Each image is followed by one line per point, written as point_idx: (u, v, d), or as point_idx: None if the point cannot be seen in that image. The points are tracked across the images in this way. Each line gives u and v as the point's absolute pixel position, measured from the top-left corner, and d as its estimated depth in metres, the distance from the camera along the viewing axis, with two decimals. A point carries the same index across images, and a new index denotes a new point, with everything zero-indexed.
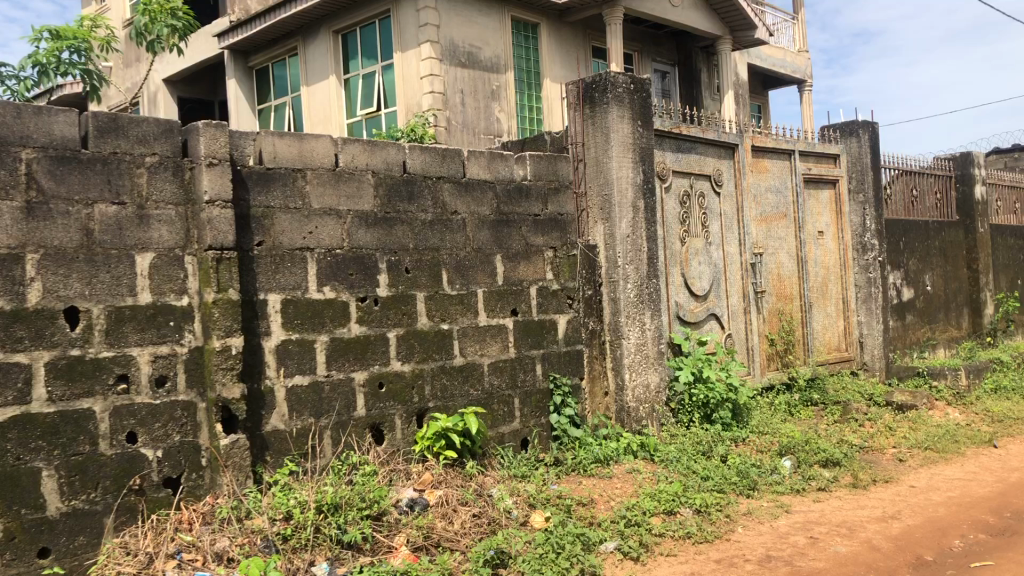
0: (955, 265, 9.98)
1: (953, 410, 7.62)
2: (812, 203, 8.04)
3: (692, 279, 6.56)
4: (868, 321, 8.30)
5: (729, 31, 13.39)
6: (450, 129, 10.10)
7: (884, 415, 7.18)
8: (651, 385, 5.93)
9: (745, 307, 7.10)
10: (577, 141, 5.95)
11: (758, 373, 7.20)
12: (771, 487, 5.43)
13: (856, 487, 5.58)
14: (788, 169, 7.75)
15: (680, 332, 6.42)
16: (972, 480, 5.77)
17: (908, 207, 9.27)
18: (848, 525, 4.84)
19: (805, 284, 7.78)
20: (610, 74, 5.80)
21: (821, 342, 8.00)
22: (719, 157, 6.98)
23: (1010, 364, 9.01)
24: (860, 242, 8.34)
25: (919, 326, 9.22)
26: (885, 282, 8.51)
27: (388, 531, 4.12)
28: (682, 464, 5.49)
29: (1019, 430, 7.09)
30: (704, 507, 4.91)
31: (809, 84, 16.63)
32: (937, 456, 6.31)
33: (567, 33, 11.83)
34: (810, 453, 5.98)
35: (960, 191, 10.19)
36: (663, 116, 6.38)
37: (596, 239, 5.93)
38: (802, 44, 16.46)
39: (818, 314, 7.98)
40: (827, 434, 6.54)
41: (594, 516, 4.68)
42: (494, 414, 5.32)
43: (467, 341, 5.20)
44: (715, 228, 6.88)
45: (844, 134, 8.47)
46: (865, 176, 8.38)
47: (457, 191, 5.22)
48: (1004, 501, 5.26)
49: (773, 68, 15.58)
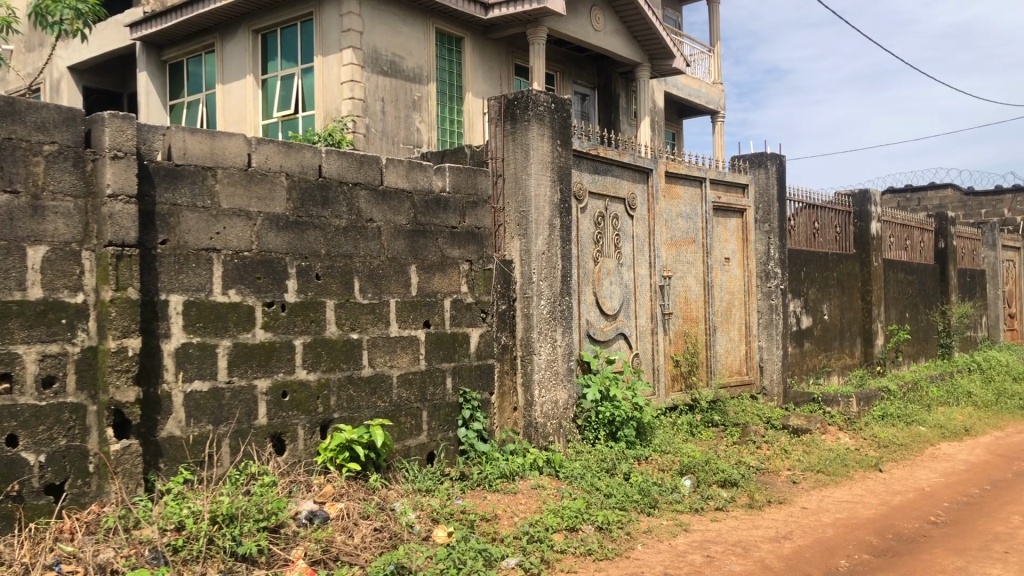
0: (851, 296, 10.45)
1: (844, 435, 7.95)
2: (720, 230, 8.28)
3: (603, 298, 6.66)
4: (768, 346, 8.58)
5: (648, 58, 13.72)
6: (369, 137, 10.01)
7: (779, 438, 7.44)
8: (559, 402, 5.99)
9: (653, 327, 7.24)
10: (497, 156, 5.96)
11: (663, 393, 7.35)
12: (671, 505, 5.54)
13: (752, 507, 5.73)
14: (699, 197, 7.97)
15: (590, 350, 6.50)
16: (859, 502, 6.01)
17: (810, 239, 9.65)
18: (743, 544, 4.97)
19: (711, 308, 7.99)
20: (532, 92, 5.85)
21: (723, 365, 8.22)
22: (633, 181, 7.11)
23: (896, 393, 9.47)
24: (764, 269, 8.62)
25: (816, 353, 9.60)
26: (786, 309, 8.82)
27: (286, 544, 4.00)
28: (586, 481, 5.54)
29: (902, 455, 7.45)
30: (605, 524, 4.97)
31: (721, 115, 17.19)
32: (827, 478, 6.57)
33: (490, 49, 11.89)
34: (709, 473, 6.13)
35: (858, 226, 10.68)
36: (582, 137, 6.47)
37: (512, 254, 5.95)
38: (716, 77, 17.02)
39: (722, 338, 8.21)
40: (727, 455, 6.72)
41: (497, 532, 4.65)
42: (401, 427, 5.25)
43: (376, 351, 5.12)
44: (627, 249, 7.00)
45: (753, 165, 8.75)
46: (771, 208, 8.69)
47: (373, 199, 5.15)
48: (887, 523, 5.50)
49: (688, 98, 16.04)
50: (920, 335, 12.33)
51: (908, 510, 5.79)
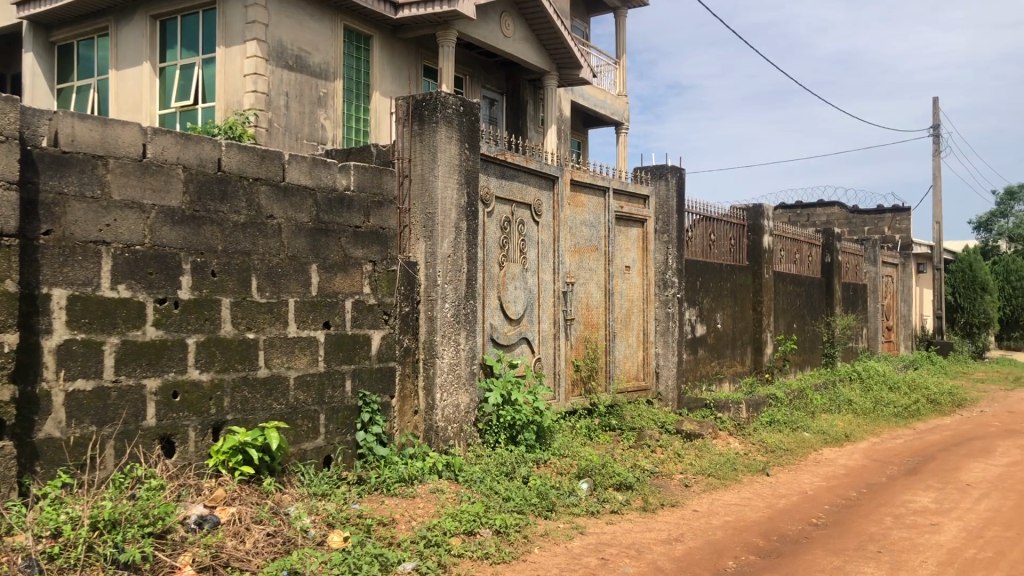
0: (743, 306, 10.84)
1: (734, 440, 8.25)
2: (622, 238, 8.44)
3: (508, 303, 6.69)
4: (665, 353, 8.81)
5: (555, 67, 13.90)
6: (271, 132, 9.76)
7: (673, 442, 7.65)
8: (460, 406, 5.99)
9: (555, 332, 7.32)
10: (403, 157, 5.91)
11: (563, 398, 7.44)
12: (568, 508, 5.61)
13: (646, 510, 5.87)
14: (602, 206, 8.12)
15: (493, 353, 6.52)
16: (747, 505, 6.23)
17: (706, 250, 9.97)
18: (636, 546, 5.07)
19: (611, 315, 8.15)
20: (441, 94, 5.83)
21: (622, 371, 8.39)
22: (539, 187, 7.18)
23: (783, 399, 9.89)
24: (662, 278, 8.85)
25: (709, 361, 9.91)
26: (682, 318, 9.07)
27: (172, 550, 3.84)
28: (485, 484, 5.56)
29: (787, 460, 7.78)
30: (503, 527, 4.99)
31: (625, 126, 17.57)
32: (718, 482, 6.79)
33: (399, 49, 11.80)
34: (605, 476, 6.24)
35: (751, 239, 11.08)
36: (489, 141, 6.48)
37: (417, 256, 5.91)
38: (621, 89, 17.39)
39: (621, 344, 8.38)
40: (623, 459, 6.86)
41: (394, 536, 4.60)
42: (297, 430, 5.13)
43: (273, 351, 4.99)
44: (532, 255, 7.06)
45: (654, 176, 8.98)
46: (671, 219, 8.93)
47: (274, 195, 5.02)
48: (772, 524, 5.73)
49: (594, 108, 16.33)
50: (806, 345, 12.92)
51: (791, 513, 6.05)
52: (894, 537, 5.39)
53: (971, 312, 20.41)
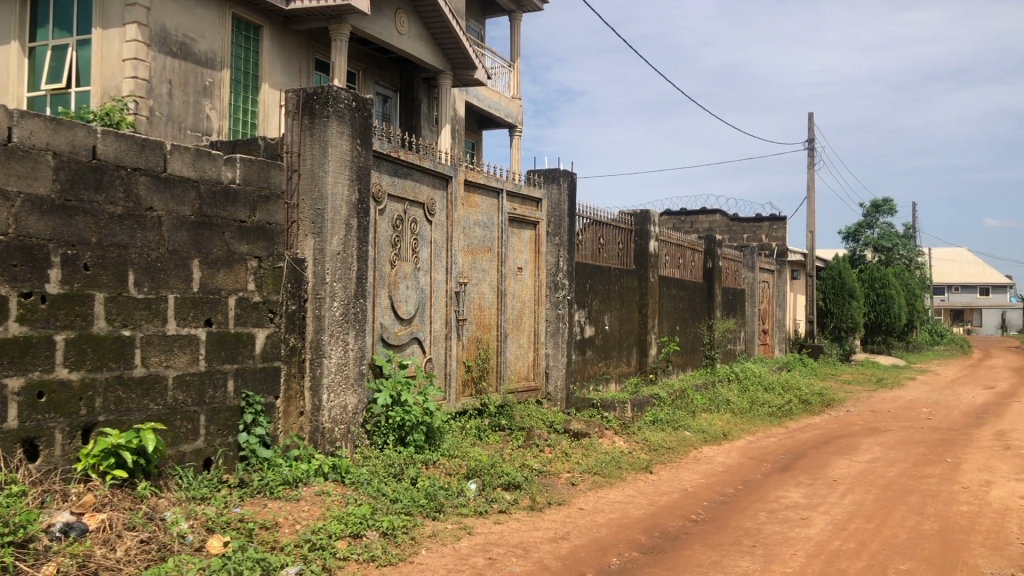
0: (629, 309, 11.12)
1: (619, 439, 8.45)
2: (514, 240, 8.50)
3: (399, 302, 6.63)
4: (554, 354, 8.94)
5: (450, 67, 13.89)
6: (151, 121, 9.34)
7: (561, 441, 7.78)
8: (348, 407, 5.89)
9: (446, 333, 7.30)
10: (292, 151, 5.76)
11: (453, 398, 7.41)
12: (456, 509, 5.61)
13: (533, 509, 5.93)
14: (495, 208, 8.15)
15: (382, 354, 6.44)
16: (630, 503, 6.39)
17: (595, 253, 10.16)
18: (523, 545, 5.12)
19: (502, 316, 8.19)
20: (332, 88, 5.71)
21: (512, 371, 8.45)
22: (433, 187, 7.14)
23: (666, 399, 10.20)
24: (553, 281, 8.99)
25: (597, 361, 10.11)
26: (571, 319, 9.23)
27: (35, 560, 3.62)
28: (372, 486, 5.49)
29: (669, 458, 8.03)
30: (390, 530, 4.93)
31: (519, 129, 17.72)
32: (603, 480, 6.94)
33: (290, 41, 11.51)
34: (493, 477, 6.27)
35: (638, 244, 11.37)
36: (382, 138, 6.40)
37: (305, 252, 5.77)
38: (515, 92, 17.53)
39: (512, 344, 8.43)
40: (511, 458, 6.91)
41: (277, 540, 4.47)
42: (174, 431, 4.91)
43: (150, 350, 4.76)
44: (424, 254, 7.01)
45: (547, 180, 9.08)
46: (562, 222, 9.05)
47: (154, 186, 4.80)
48: (654, 521, 5.89)
49: (488, 110, 16.40)
50: (688, 347, 13.36)
51: (672, 510, 6.24)
52: (768, 531, 5.64)
53: (839, 317, 21.63)
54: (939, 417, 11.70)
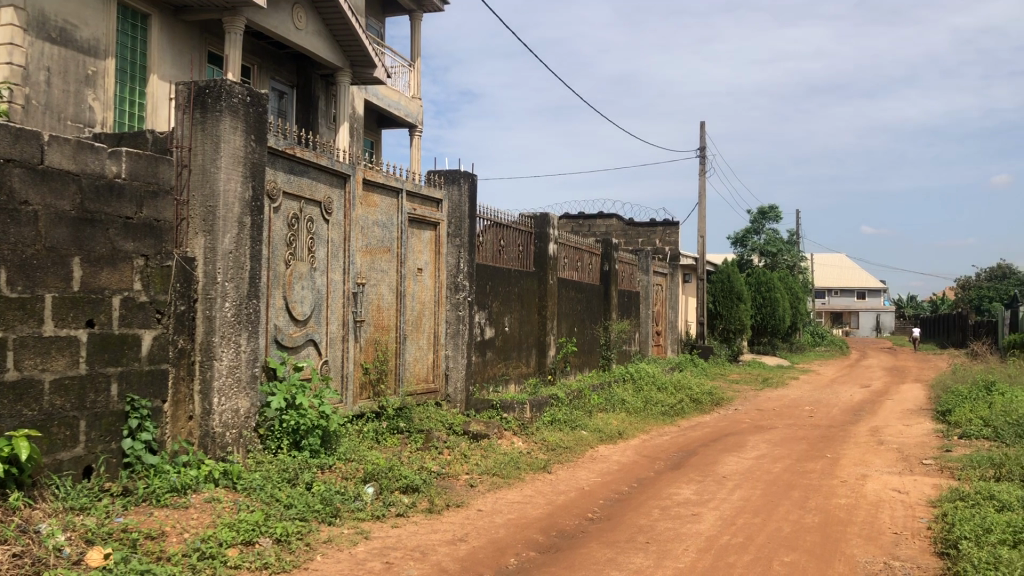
0: (529, 310, 11.22)
1: (518, 440, 8.53)
2: (414, 241, 8.43)
3: (293, 303, 6.47)
4: (454, 356, 8.92)
5: (349, 64, 13.67)
6: (27, 110, 8.83)
7: (460, 443, 7.78)
8: (240, 411, 5.70)
9: (344, 334, 7.18)
10: (182, 145, 5.55)
11: (351, 402, 7.28)
12: (352, 514, 5.53)
13: (431, 512, 5.91)
14: (395, 207, 8.07)
15: (277, 356, 6.27)
16: (528, 503, 6.45)
17: (495, 255, 10.19)
18: (421, 548, 5.08)
19: (401, 317, 8.12)
20: (225, 82, 5.52)
21: (411, 373, 8.38)
22: (330, 185, 7.00)
23: (564, 399, 10.34)
24: (453, 282, 8.98)
25: (497, 362, 10.15)
26: (471, 321, 9.23)
27: None
28: (265, 492, 5.35)
29: (566, 458, 8.15)
30: (284, 536, 4.81)
31: (418, 128, 17.60)
32: (501, 481, 6.97)
33: (180, 31, 11.08)
34: (392, 480, 6.20)
35: (538, 246, 11.48)
36: (277, 134, 6.25)
37: (195, 251, 5.56)
38: (415, 91, 17.42)
39: (411, 346, 8.37)
40: (409, 461, 6.85)
41: (163, 550, 4.29)
42: (51, 438, 4.64)
43: (25, 352, 4.48)
44: (321, 254, 6.88)
45: (447, 181, 9.05)
46: (463, 223, 9.04)
47: (31, 179, 4.53)
48: (551, 521, 5.95)
49: (387, 108, 16.22)
50: (585, 348, 13.58)
51: (569, 508, 6.32)
52: (661, 527, 5.79)
53: (727, 319, 22.45)
54: (820, 415, 12.29)
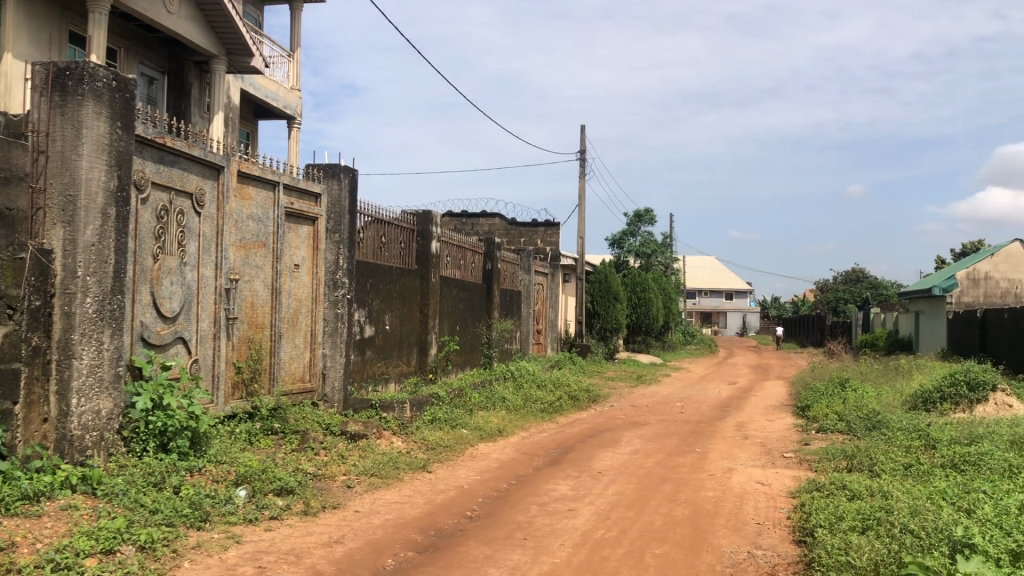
0: (410, 308, 11.13)
1: (397, 439, 8.46)
2: (291, 236, 8.21)
3: (161, 299, 6.18)
4: (331, 354, 8.74)
5: (224, 52, 13.16)
6: None
7: (337, 443, 7.64)
8: (101, 412, 5.40)
9: (215, 332, 6.91)
10: (39, 130, 5.20)
11: (222, 402, 7.02)
12: (223, 518, 5.34)
13: (306, 514, 5.77)
14: (271, 201, 7.83)
15: (143, 354, 5.97)
16: (406, 502, 6.41)
17: (376, 252, 10.05)
18: (295, 552, 4.96)
19: (277, 314, 7.89)
20: (89, 64, 5.22)
21: (286, 372, 8.15)
22: (202, 176, 6.72)
23: (445, 398, 10.32)
24: (332, 278, 8.80)
25: (376, 361, 10.01)
26: (351, 319, 9.08)
27: None
28: (128, 497, 5.09)
29: (446, 456, 8.13)
30: (148, 543, 4.59)
31: (298, 121, 17.16)
32: (379, 481, 6.89)
33: (39, 9, 10.39)
34: (265, 482, 6.03)
35: (420, 244, 11.41)
36: (146, 122, 5.95)
37: (53, 243, 5.21)
38: (294, 83, 16.97)
39: (286, 345, 8.15)
40: (284, 463, 6.66)
41: (14, 562, 4.00)
42: None
43: None
44: (191, 249, 6.60)
45: (327, 175, 8.86)
46: (342, 219, 8.88)
47: None
48: (429, 520, 5.92)
49: (265, 99, 15.73)
50: (467, 346, 13.60)
51: (447, 507, 6.31)
52: (538, 524, 5.88)
53: (605, 318, 23.00)
54: (690, 411, 12.78)
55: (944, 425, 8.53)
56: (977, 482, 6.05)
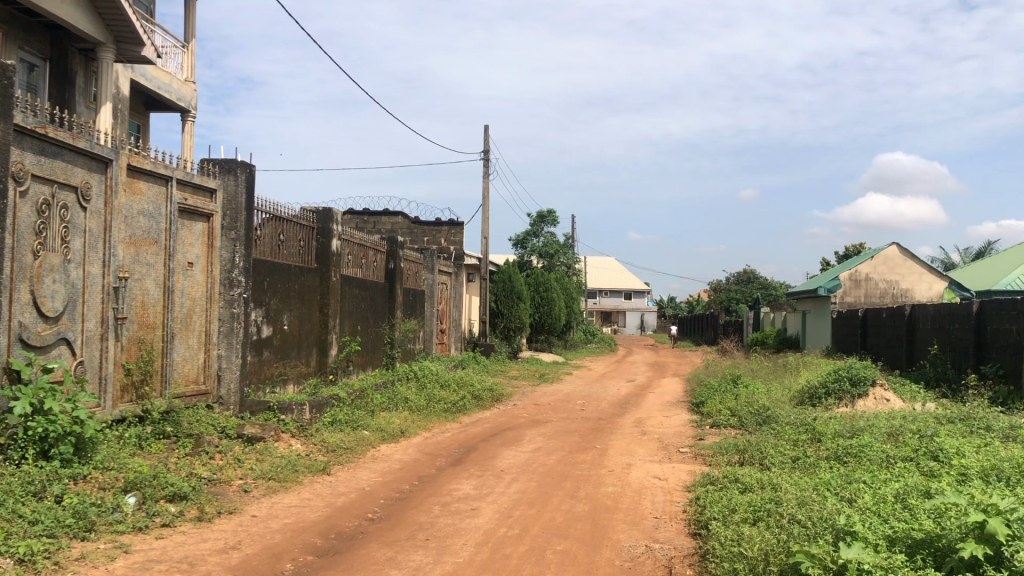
0: (309, 308, 10.91)
1: (295, 442, 8.30)
2: (184, 233, 7.92)
3: (43, 299, 5.86)
4: (227, 355, 8.47)
5: (113, 41, 12.59)
6: None
7: (233, 447, 7.43)
8: None
9: (102, 333, 6.61)
10: None
11: (109, 405, 6.70)
12: (110, 527, 5.11)
13: (200, 520, 5.59)
14: (163, 196, 7.53)
15: (21, 357, 5.64)
16: (305, 506, 6.28)
17: (274, 250, 9.80)
18: (188, 560, 4.79)
19: (169, 314, 7.60)
20: None
21: (179, 374, 7.85)
22: (88, 169, 6.40)
23: (346, 399, 10.16)
24: (227, 277, 8.54)
25: (274, 362, 9.76)
26: (247, 319, 8.83)
27: None
28: (6, 507, 4.80)
29: (346, 459, 8.01)
30: (27, 556, 4.35)
31: (192, 114, 16.57)
32: (277, 485, 6.74)
33: None
34: (156, 488, 5.80)
35: (320, 241, 11.19)
36: (26, 111, 5.63)
37: None
38: (188, 75, 16.39)
39: (179, 345, 7.85)
40: (176, 468, 6.42)
41: None
42: None
43: None
44: (76, 245, 6.28)
45: (222, 170, 8.59)
46: (238, 216, 8.62)
47: None
48: (329, 523, 5.82)
49: (157, 91, 15.12)
50: (369, 346, 13.44)
51: (348, 510, 6.22)
52: (440, 524, 5.86)
53: (508, 317, 23.11)
54: (590, 409, 13.00)
55: (828, 420, 8.95)
56: (859, 473, 6.38)
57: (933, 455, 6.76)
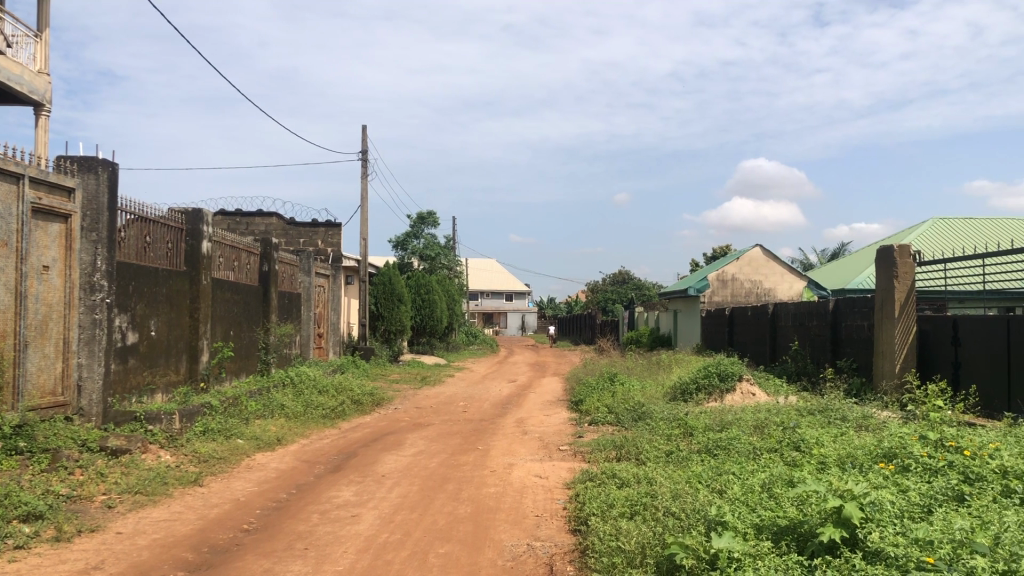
0: (178, 313, 10.44)
1: (164, 453, 7.94)
2: (38, 234, 7.42)
3: None
4: (88, 364, 7.98)
5: None
6: None
7: (96, 461, 7.02)
8: None
9: None
10: None
11: None
12: None
13: (58, 540, 5.25)
14: (13, 195, 7.05)
15: None
16: (176, 520, 6.01)
17: (139, 252, 9.32)
18: None
19: (22, 321, 7.10)
20: None
21: (33, 385, 7.34)
22: None
23: (219, 407, 9.79)
24: (88, 281, 8.05)
25: (140, 370, 9.28)
26: (110, 325, 8.37)
27: None
28: None
29: (219, 469, 7.72)
30: None
31: (46, 108, 15.55)
32: (144, 499, 6.41)
33: None
34: (7, 509, 5.41)
35: (189, 243, 10.73)
36: None
37: None
38: (42, 66, 15.37)
39: (33, 354, 7.34)
40: (31, 486, 5.99)
41: None
42: None
43: None
44: None
45: (82, 168, 8.11)
46: (100, 216, 8.15)
47: None
48: (201, 537, 5.59)
49: (6, 82, 14.09)
50: (242, 352, 12.99)
51: (222, 522, 6.00)
52: (320, 532, 5.73)
53: (389, 320, 22.90)
54: (472, 410, 13.05)
55: (699, 415, 9.32)
56: (728, 465, 6.67)
57: (795, 445, 7.14)
